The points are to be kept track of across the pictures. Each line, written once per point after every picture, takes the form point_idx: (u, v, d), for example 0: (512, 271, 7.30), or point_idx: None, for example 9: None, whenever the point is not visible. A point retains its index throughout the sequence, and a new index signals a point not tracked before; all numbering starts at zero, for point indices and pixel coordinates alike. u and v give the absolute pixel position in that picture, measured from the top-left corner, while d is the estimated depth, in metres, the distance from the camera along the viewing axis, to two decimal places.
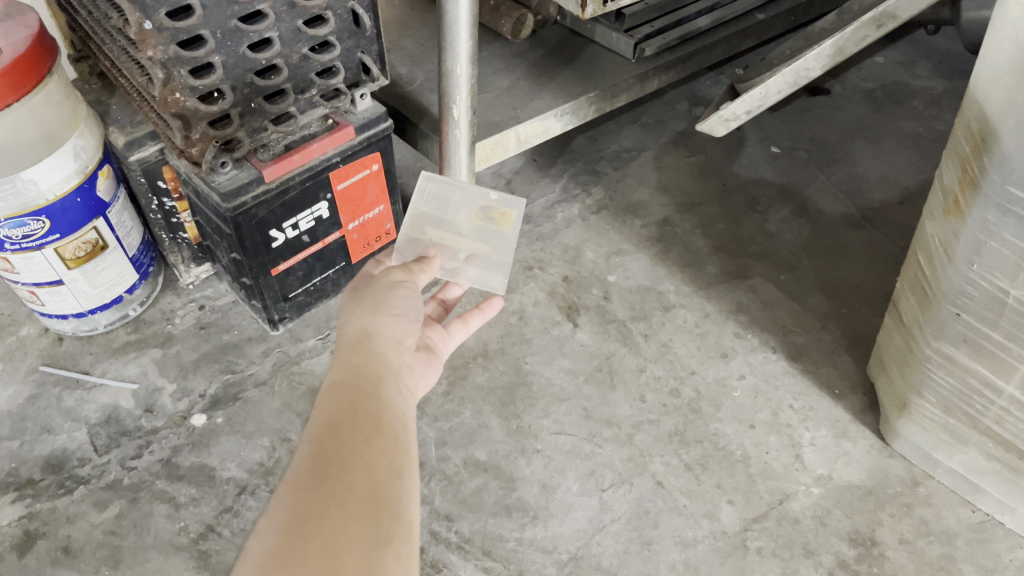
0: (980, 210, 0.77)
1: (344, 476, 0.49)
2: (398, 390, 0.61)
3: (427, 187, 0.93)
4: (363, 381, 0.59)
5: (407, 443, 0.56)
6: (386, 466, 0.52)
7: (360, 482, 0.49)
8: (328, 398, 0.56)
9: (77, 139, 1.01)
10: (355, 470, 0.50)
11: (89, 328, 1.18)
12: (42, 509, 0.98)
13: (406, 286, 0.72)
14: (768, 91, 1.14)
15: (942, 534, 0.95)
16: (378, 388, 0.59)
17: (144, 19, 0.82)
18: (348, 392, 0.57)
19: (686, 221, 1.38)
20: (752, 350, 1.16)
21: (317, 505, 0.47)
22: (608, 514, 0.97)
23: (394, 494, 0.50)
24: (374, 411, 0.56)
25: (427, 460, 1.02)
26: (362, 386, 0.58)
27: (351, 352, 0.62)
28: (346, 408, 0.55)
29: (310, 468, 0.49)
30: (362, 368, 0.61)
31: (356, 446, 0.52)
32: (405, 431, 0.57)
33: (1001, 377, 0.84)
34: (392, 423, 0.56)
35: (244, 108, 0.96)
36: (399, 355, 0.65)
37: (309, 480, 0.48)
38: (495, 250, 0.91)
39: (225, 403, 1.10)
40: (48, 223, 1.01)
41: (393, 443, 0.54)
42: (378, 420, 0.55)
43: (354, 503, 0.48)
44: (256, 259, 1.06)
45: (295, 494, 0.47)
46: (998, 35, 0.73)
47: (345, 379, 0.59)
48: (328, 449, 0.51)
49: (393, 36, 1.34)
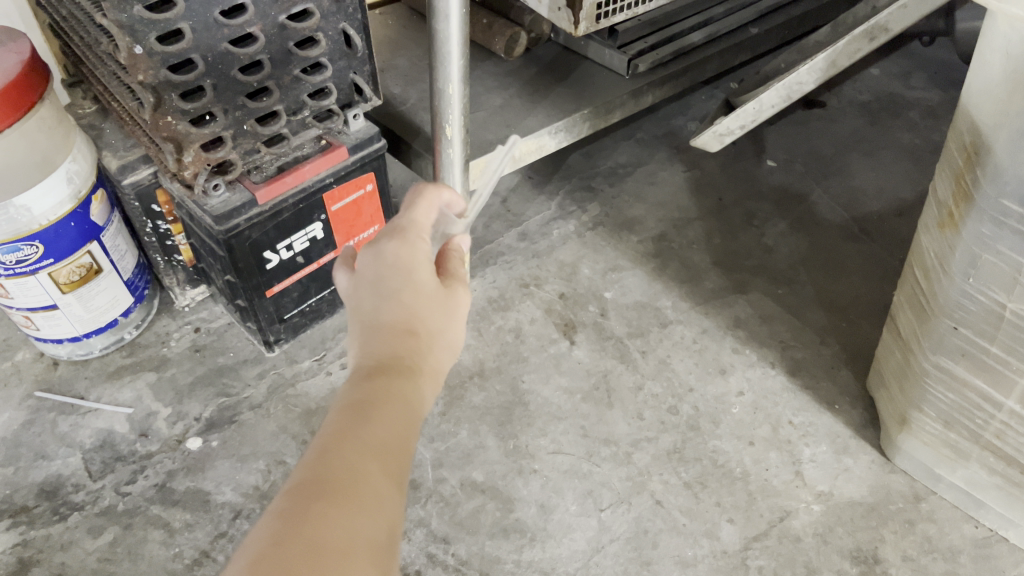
0: (974, 223, 0.76)
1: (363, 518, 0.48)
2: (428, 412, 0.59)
3: None
4: (407, 398, 0.56)
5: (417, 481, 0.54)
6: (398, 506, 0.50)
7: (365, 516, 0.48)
8: (373, 407, 0.54)
9: (70, 165, 1.00)
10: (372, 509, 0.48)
11: (84, 353, 1.17)
12: (37, 537, 0.97)
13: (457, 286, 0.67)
14: (762, 106, 1.14)
15: (946, 550, 0.94)
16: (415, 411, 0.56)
17: (134, 44, 0.82)
18: (393, 409, 0.55)
19: (682, 236, 1.37)
20: (751, 365, 1.16)
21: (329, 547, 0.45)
22: (607, 534, 0.96)
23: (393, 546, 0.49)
24: (407, 435, 0.54)
25: (424, 482, 1.01)
26: (406, 403, 0.56)
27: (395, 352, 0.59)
28: (384, 423, 0.53)
29: (332, 491, 0.48)
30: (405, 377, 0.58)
31: (374, 474, 0.50)
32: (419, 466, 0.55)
33: (1000, 392, 0.83)
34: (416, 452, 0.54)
35: (235, 130, 0.96)
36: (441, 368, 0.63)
37: (323, 507, 0.47)
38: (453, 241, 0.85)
39: (220, 426, 1.09)
40: (41, 248, 1.01)
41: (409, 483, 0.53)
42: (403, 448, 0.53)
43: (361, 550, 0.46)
44: (250, 281, 1.06)
45: (306, 516, 0.46)
46: (987, 48, 0.73)
47: (390, 389, 0.56)
48: (352, 478, 0.49)
49: (387, 56, 1.34)
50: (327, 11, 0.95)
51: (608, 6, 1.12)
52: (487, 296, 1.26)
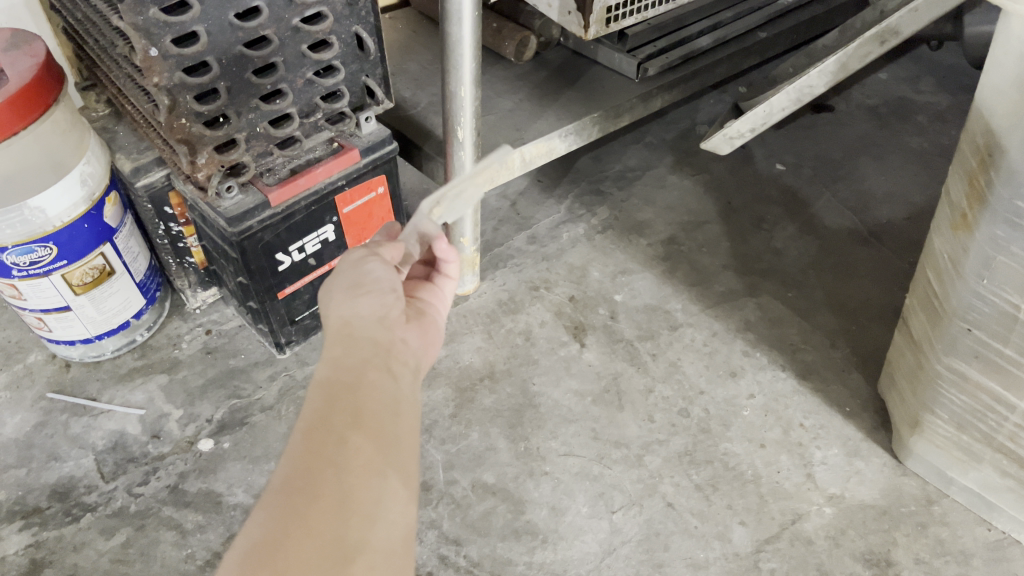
0: (988, 225, 0.76)
1: (320, 492, 0.48)
2: (387, 373, 0.60)
3: None
4: (344, 376, 0.58)
5: (386, 431, 0.55)
6: (362, 469, 0.51)
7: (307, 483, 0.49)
8: (312, 398, 0.56)
9: (85, 167, 1.01)
10: (326, 480, 0.49)
11: (96, 354, 1.18)
12: (49, 538, 0.97)
13: (375, 261, 0.70)
14: (772, 109, 1.14)
15: (958, 553, 0.94)
16: (358, 379, 0.58)
17: (149, 47, 0.82)
18: (331, 390, 0.56)
19: (691, 240, 1.37)
20: (762, 368, 1.16)
21: (279, 526, 0.46)
22: (619, 536, 0.96)
23: (369, 504, 0.49)
24: (356, 403, 0.55)
25: (435, 484, 1.02)
26: (343, 380, 0.58)
27: (335, 345, 0.62)
28: (324, 404, 0.55)
29: (282, 485, 0.49)
30: (344, 359, 0.60)
31: (315, 445, 0.51)
32: (384, 418, 0.56)
33: (1013, 394, 0.83)
34: (375, 414, 0.55)
35: (248, 132, 0.96)
36: (387, 331, 0.65)
37: (277, 501, 0.48)
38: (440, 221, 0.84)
39: (232, 428, 1.09)
40: (55, 249, 1.01)
41: (368, 436, 0.53)
42: (344, 412, 0.54)
43: (321, 521, 0.47)
44: (262, 283, 1.06)
45: (263, 518, 0.47)
46: (1002, 49, 0.73)
47: (327, 377, 0.58)
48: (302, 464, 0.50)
49: (397, 60, 1.34)
50: (340, 14, 0.96)
51: (619, 10, 1.12)
52: (497, 298, 1.27)
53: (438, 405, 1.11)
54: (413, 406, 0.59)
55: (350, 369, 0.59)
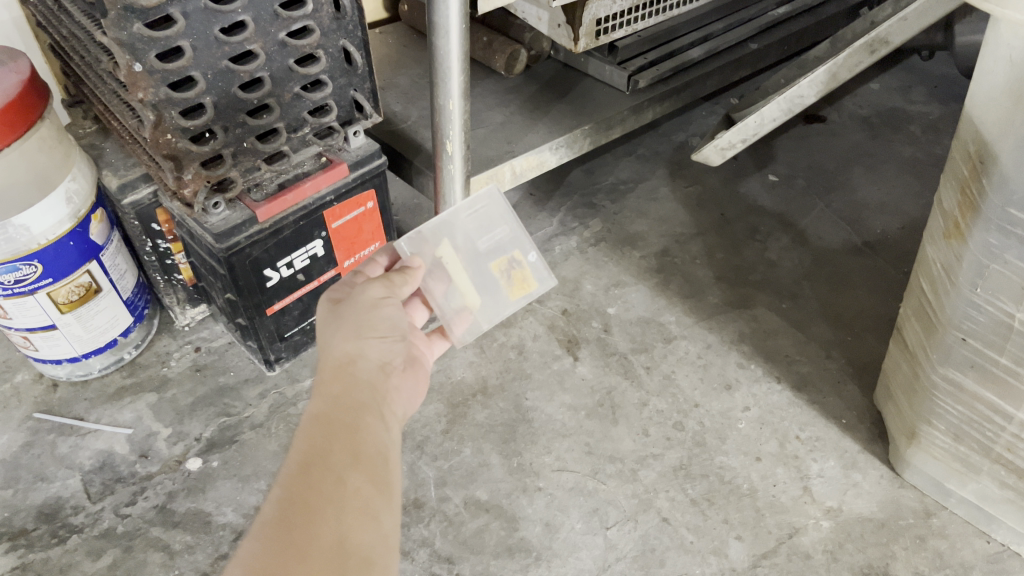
0: (981, 233, 0.76)
1: (317, 530, 0.50)
2: (381, 418, 0.62)
3: (479, 202, 0.95)
4: (343, 416, 0.60)
5: (383, 474, 0.57)
6: (360, 511, 0.52)
7: (307, 517, 0.50)
8: (310, 432, 0.57)
9: (70, 183, 1.00)
10: (324, 518, 0.50)
11: (83, 373, 1.16)
12: (35, 560, 0.96)
13: (382, 301, 0.74)
14: (763, 119, 1.13)
15: (958, 566, 0.92)
16: (355, 421, 0.60)
17: (134, 62, 0.82)
18: (328, 428, 0.58)
19: (685, 252, 1.36)
20: (756, 380, 1.14)
21: (278, 558, 0.47)
22: (614, 552, 0.95)
23: (364, 543, 0.51)
24: (354, 444, 0.57)
25: (427, 501, 1.00)
26: (340, 420, 0.60)
27: (332, 382, 0.64)
28: (323, 442, 0.56)
29: (279, 516, 0.50)
30: (342, 400, 0.62)
31: (316, 480, 0.53)
32: (382, 462, 0.58)
33: (1010, 404, 0.82)
34: (371, 458, 0.57)
35: (236, 148, 0.96)
36: (384, 378, 0.68)
37: (275, 532, 0.49)
38: (490, 300, 0.94)
39: (221, 446, 1.08)
40: (40, 267, 1.00)
41: (367, 478, 0.55)
42: (345, 452, 0.56)
43: (321, 555, 0.48)
44: (250, 299, 1.05)
45: (260, 546, 0.48)
46: (992, 56, 0.72)
47: (324, 414, 0.60)
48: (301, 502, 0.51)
49: (387, 74, 1.34)
50: (327, 28, 0.95)
51: (607, 22, 1.12)
52: None
53: (430, 421, 1.10)
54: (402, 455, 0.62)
55: (348, 413, 0.61)
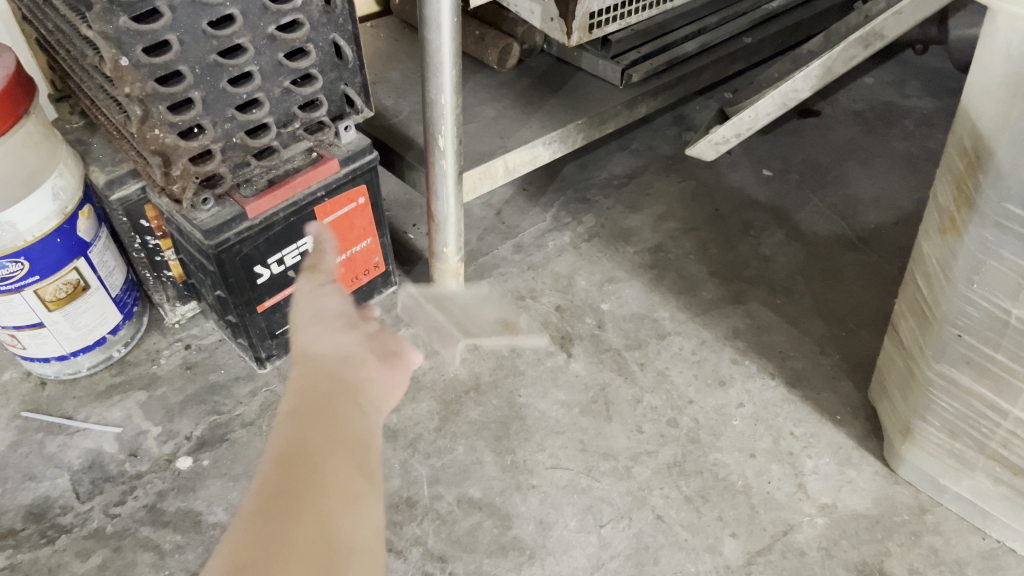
0: (977, 228, 0.75)
1: (298, 539, 0.41)
2: (356, 404, 0.53)
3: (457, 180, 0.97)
4: (314, 404, 0.51)
5: (368, 457, 0.48)
6: (345, 497, 0.44)
7: (288, 516, 0.42)
8: (279, 428, 0.48)
9: (57, 179, 0.99)
10: (304, 513, 0.42)
11: (71, 371, 1.15)
12: (23, 561, 0.95)
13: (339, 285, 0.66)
14: (757, 114, 1.13)
15: (953, 563, 0.92)
16: (332, 406, 0.51)
17: (120, 56, 0.80)
18: (305, 420, 0.49)
19: (678, 247, 1.36)
20: (750, 376, 1.14)
21: (255, 564, 0.40)
22: (607, 551, 0.94)
23: (353, 534, 0.43)
24: (329, 431, 0.48)
25: (420, 500, 0.99)
26: (312, 408, 0.50)
27: (297, 372, 0.54)
28: (296, 433, 0.47)
29: (250, 522, 0.41)
30: (311, 387, 0.53)
31: (290, 477, 0.44)
32: (368, 443, 0.50)
33: (1005, 400, 0.82)
34: (352, 442, 0.49)
35: (225, 143, 0.94)
36: (357, 359, 0.58)
37: (246, 545, 0.40)
38: None
39: (212, 444, 1.07)
40: (27, 265, 0.99)
41: (345, 467, 0.46)
42: (322, 439, 0.48)
43: (303, 552, 0.40)
44: (241, 296, 1.04)
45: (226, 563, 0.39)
46: (987, 49, 0.72)
47: (290, 407, 0.50)
48: (266, 530, 0.41)
49: (378, 69, 1.33)
50: (317, 22, 0.94)
51: (600, 16, 1.11)
52: None
53: (422, 419, 1.09)
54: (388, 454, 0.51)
55: (308, 429, 0.48)
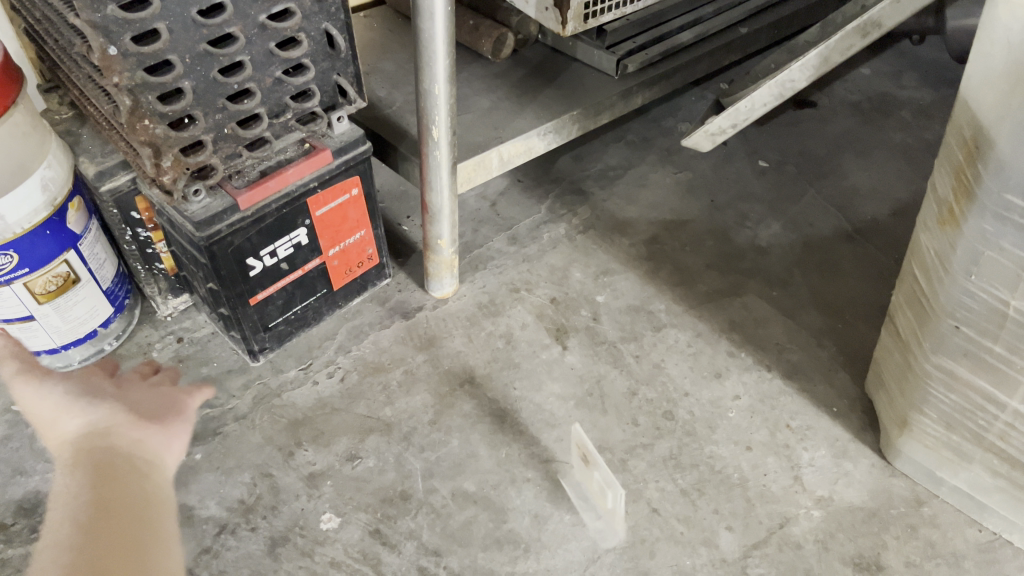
0: (976, 219, 0.75)
1: None
2: (145, 474, 0.70)
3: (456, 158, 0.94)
4: (105, 466, 0.67)
5: (149, 505, 0.67)
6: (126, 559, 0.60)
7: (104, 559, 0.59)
8: (68, 491, 0.64)
9: (46, 171, 0.97)
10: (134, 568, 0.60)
11: (62, 365, 1.14)
12: (14, 556, 0.94)
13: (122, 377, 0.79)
14: (754, 104, 1.12)
15: (949, 555, 0.92)
16: (129, 466, 0.69)
17: (108, 45, 0.79)
18: (98, 479, 0.66)
19: (674, 239, 1.35)
20: (747, 369, 1.13)
21: None
22: (603, 544, 0.94)
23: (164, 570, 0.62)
24: (113, 497, 0.65)
25: (414, 493, 0.99)
26: (109, 470, 0.67)
27: (75, 469, 0.67)
28: (113, 493, 0.65)
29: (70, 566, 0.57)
30: (115, 469, 0.68)
31: (102, 532, 0.61)
32: (155, 496, 0.68)
33: (1003, 392, 0.82)
34: (144, 501, 0.67)
35: (216, 134, 0.94)
36: (159, 436, 0.74)
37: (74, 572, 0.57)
38: None
39: (205, 438, 1.06)
40: (16, 257, 0.98)
41: (127, 521, 0.63)
42: (111, 506, 0.64)
43: None
44: (233, 289, 1.03)
45: None
46: (988, 38, 0.71)
47: (84, 479, 0.66)
48: None
49: (372, 59, 1.31)
50: (309, 11, 0.93)
51: (596, 5, 1.10)
52: (477, 301, 1.24)
53: (417, 412, 1.08)
54: (163, 510, 0.68)
55: (104, 501, 0.64)
